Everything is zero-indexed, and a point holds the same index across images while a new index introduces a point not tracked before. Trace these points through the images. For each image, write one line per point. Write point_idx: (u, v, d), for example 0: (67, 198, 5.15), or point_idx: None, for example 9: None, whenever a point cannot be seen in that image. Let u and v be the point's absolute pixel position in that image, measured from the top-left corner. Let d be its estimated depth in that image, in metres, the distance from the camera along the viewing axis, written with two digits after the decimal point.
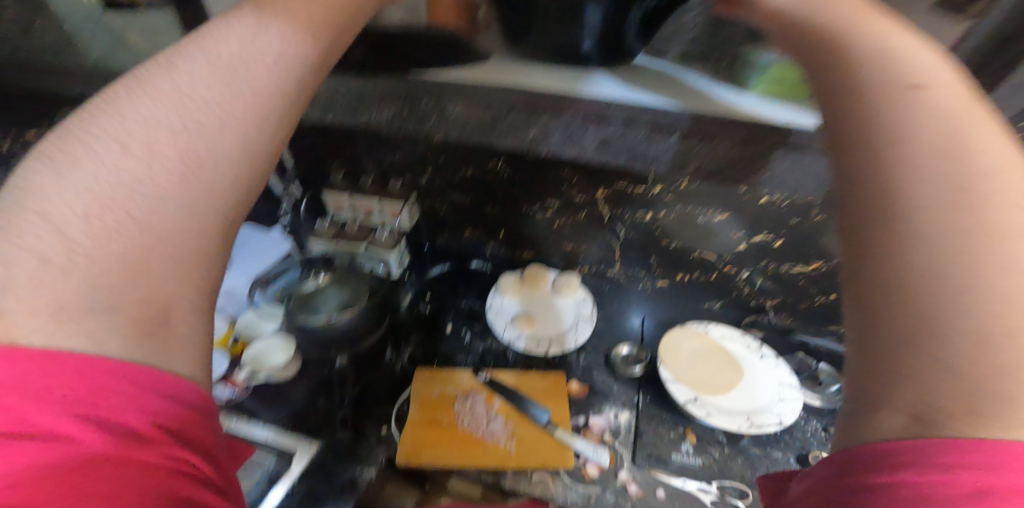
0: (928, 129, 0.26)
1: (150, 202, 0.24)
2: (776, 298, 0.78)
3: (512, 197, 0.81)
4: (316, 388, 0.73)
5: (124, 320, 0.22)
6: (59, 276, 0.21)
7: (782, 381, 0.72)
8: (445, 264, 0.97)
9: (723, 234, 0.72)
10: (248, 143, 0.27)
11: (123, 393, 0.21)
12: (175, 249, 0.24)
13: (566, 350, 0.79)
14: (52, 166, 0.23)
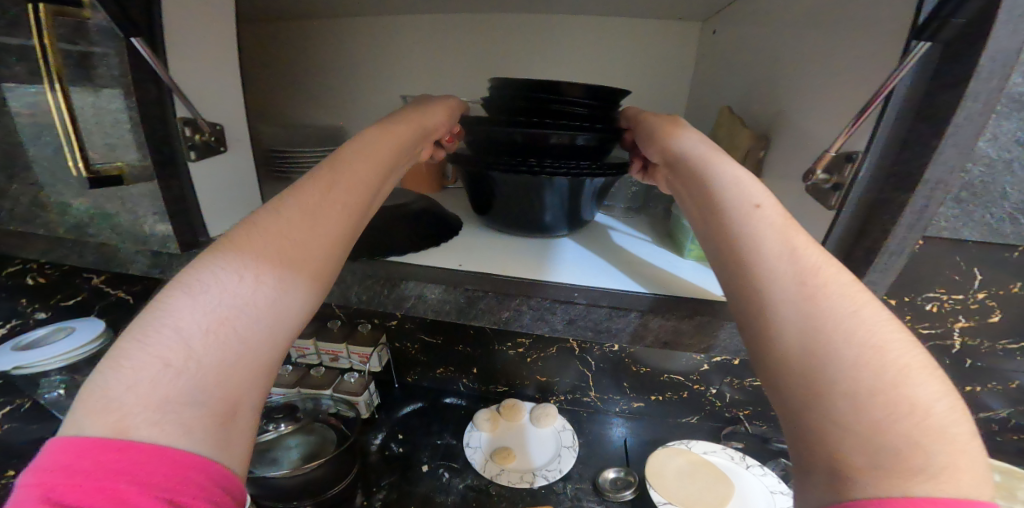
0: (771, 256, 0.31)
1: (251, 327, 0.29)
2: (747, 407, 0.84)
3: (484, 335, 0.88)
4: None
5: (208, 424, 0.26)
6: (174, 384, 0.25)
7: (770, 492, 0.72)
8: (417, 402, 0.94)
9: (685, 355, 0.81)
10: (318, 287, 0.33)
11: (197, 485, 0.23)
12: (253, 371, 0.29)
13: (551, 480, 0.76)
14: (188, 290, 0.28)
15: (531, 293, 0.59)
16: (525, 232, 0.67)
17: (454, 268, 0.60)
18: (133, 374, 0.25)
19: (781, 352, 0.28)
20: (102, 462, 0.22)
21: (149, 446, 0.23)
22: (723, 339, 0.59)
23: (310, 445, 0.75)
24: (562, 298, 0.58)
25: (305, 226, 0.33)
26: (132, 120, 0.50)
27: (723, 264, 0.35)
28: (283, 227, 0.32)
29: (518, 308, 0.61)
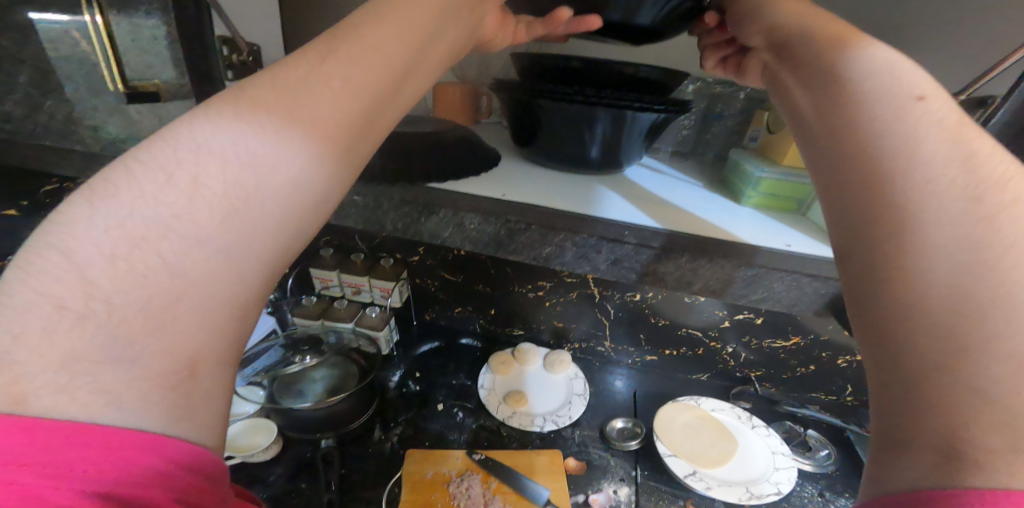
0: (946, 194, 0.23)
1: (181, 250, 0.22)
2: (760, 368, 0.84)
3: (505, 276, 0.88)
4: (296, 469, 0.70)
5: (147, 380, 0.21)
6: (70, 330, 0.20)
7: (772, 452, 0.74)
8: (433, 341, 0.97)
9: (710, 305, 0.78)
10: (297, 199, 0.25)
11: (143, 469, 0.20)
12: (198, 309, 0.22)
13: (560, 426, 0.79)
14: (93, 199, 0.21)
15: (578, 228, 0.57)
16: (570, 167, 0.63)
17: (498, 197, 0.58)
18: (19, 314, 0.20)
19: (917, 291, 0.22)
20: (2, 449, 0.18)
21: (65, 427, 0.19)
22: (775, 292, 0.58)
23: (333, 379, 0.80)
24: (612, 236, 0.57)
25: (267, 113, 0.24)
26: (171, 35, 0.52)
27: (858, 181, 0.25)
28: (241, 111, 0.23)
29: (560, 244, 0.60)
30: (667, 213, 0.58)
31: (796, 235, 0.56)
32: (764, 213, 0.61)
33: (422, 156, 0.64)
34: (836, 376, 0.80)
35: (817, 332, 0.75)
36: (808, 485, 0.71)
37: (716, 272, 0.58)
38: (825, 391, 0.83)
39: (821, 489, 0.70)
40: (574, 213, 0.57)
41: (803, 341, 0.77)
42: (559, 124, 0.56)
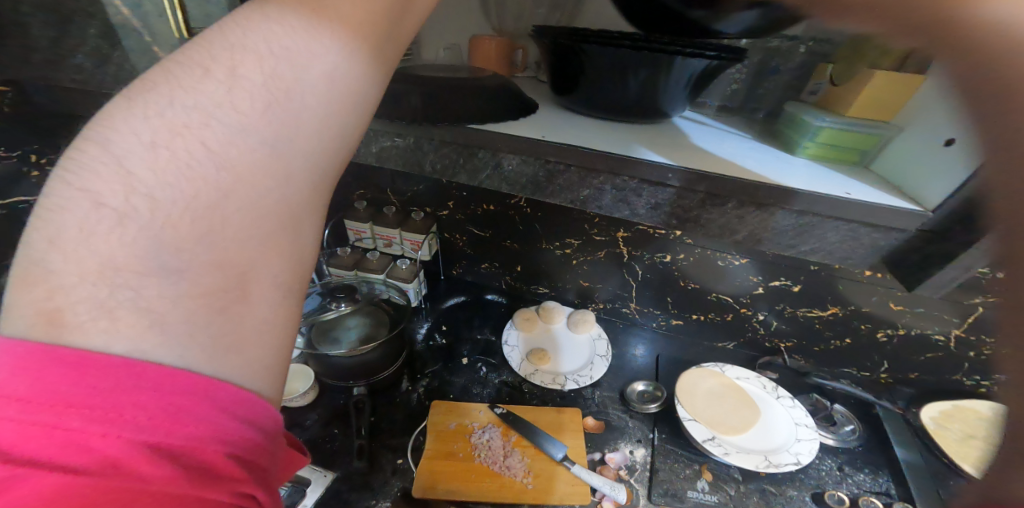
0: None
1: (222, 138, 0.22)
2: (791, 338, 0.81)
3: (533, 233, 0.87)
4: (330, 417, 0.76)
5: (197, 278, 0.22)
6: (120, 220, 0.21)
7: (795, 422, 0.73)
8: (460, 296, 1.01)
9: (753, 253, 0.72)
10: (333, 95, 0.25)
11: (187, 414, 0.20)
12: (243, 208, 0.23)
13: (582, 385, 0.81)
14: (134, 99, 0.22)
15: (620, 170, 0.55)
16: (612, 115, 0.59)
17: (539, 139, 0.57)
18: (63, 211, 0.21)
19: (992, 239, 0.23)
20: (55, 388, 0.18)
21: (107, 363, 0.20)
22: (828, 241, 0.52)
23: (366, 327, 0.82)
24: (655, 179, 0.54)
25: (297, 13, 0.24)
26: None
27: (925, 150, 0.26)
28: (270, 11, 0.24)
29: (600, 186, 0.58)
30: (715, 158, 0.55)
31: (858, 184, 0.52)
32: (824, 163, 0.56)
33: (456, 96, 0.60)
34: (872, 351, 0.77)
35: (858, 302, 0.71)
36: (827, 460, 0.70)
37: (767, 221, 0.54)
38: (859, 366, 0.80)
39: (841, 464, 0.69)
40: (615, 153, 0.55)
41: (842, 312, 0.73)
42: (600, 66, 0.51)
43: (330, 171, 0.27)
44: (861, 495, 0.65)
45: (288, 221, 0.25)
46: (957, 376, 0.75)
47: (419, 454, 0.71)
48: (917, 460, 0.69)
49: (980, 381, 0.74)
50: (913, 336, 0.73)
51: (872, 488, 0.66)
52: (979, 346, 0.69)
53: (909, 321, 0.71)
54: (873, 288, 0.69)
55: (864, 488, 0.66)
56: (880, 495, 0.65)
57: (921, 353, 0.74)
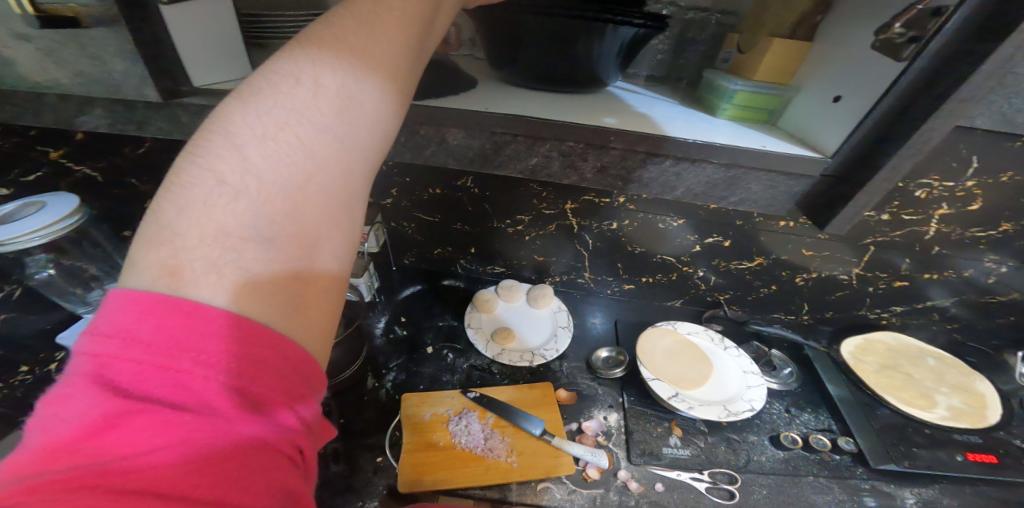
0: None
1: (311, 135, 0.29)
2: (729, 291, 0.88)
3: (483, 214, 0.85)
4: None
5: (284, 247, 0.28)
6: (236, 195, 0.27)
7: (743, 368, 0.80)
8: (417, 285, 0.98)
9: (691, 208, 0.75)
10: (386, 109, 0.33)
11: (269, 366, 0.26)
12: (318, 198, 0.30)
13: (548, 359, 0.83)
14: (238, 102, 0.28)
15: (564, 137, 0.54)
16: (549, 86, 0.58)
17: (482, 110, 0.54)
18: (190, 188, 0.27)
19: None
20: (169, 328, 0.24)
21: (211, 312, 0.25)
22: (752, 192, 0.57)
23: None
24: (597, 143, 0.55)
25: (357, 50, 0.31)
26: None
27: None
28: (337, 39, 0.31)
29: (546, 154, 0.57)
30: (650, 122, 0.57)
31: (772, 138, 0.56)
32: (742, 124, 0.59)
33: None
34: (795, 295, 0.86)
35: (778, 251, 0.78)
36: (776, 404, 0.78)
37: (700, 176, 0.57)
38: (785, 311, 0.89)
39: (787, 406, 0.77)
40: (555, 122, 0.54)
41: (766, 261, 0.80)
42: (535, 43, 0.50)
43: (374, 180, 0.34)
44: (809, 434, 0.73)
45: (344, 209, 0.31)
46: (863, 310, 0.87)
47: (398, 450, 0.68)
48: (847, 394, 0.78)
49: (881, 313, 0.87)
50: (824, 278, 0.82)
51: (817, 426, 0.74)
52: (876, 282, 0.81)
53: (820, 266, 0.79)
54: (787, 237, 0.76)
55: (810, 427, 0.74)
56: (824, 432, 0.73)
57: (833, 292, 0.84)
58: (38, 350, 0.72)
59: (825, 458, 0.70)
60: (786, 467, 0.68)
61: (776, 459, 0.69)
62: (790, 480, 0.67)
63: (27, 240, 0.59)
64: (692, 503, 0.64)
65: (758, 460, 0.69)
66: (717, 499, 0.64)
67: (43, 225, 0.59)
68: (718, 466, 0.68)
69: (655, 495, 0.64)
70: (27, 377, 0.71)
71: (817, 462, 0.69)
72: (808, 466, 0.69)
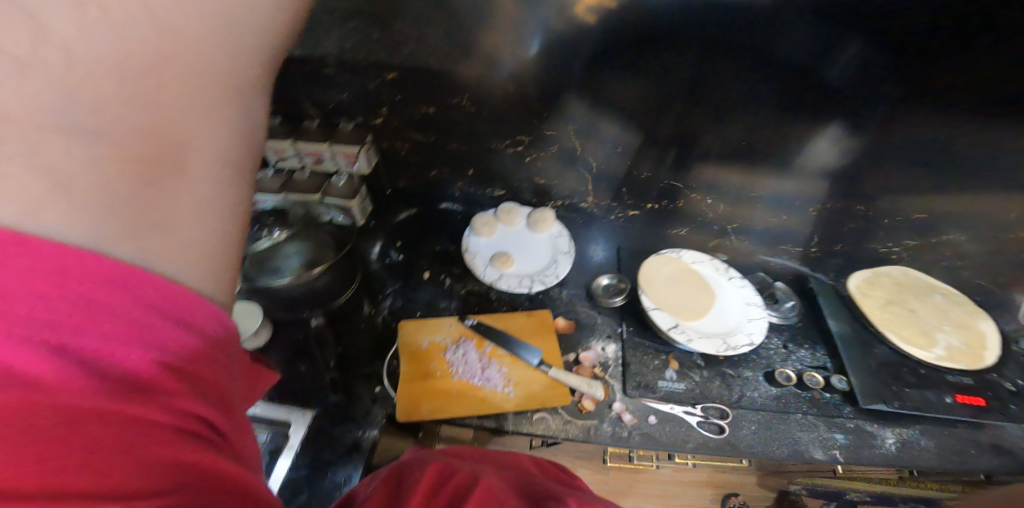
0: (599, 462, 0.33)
1: (162, 6, 0.25)
2: (738, 220, 0.83)
3: (481, 133, 0.78)
4: (291, 356, 0.72)
5: (125, 142, 0.23)
6: (25, 69, 0.20)
7: (745, 296, 0.79)
8: (411, 210, 0.95)
9: (707, 120, 0.68)
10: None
11: (119, 312, 0.21)
12: (186, 80, 0.26)
13: (548, 285, 0.82)
14: None
15: None
16: None
17: None
18: None
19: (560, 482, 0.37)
20: None
21: (14, 237, 0.19)
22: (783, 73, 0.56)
23: (309, 252, 0.76)
24: None
25: None
26: None
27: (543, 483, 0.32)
28: None
29: None
30: None
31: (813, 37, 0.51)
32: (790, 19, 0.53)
33: None
34: (806, 225, 0.81)
35: (794, 175, 0.73)
36: (774, 339, 0.78)
37: None
38: (793, 242, 0.85)
39: (785, 342, 0.77)
40: None
41: (773, 189, 0.76)
42: None
43: (257, 76, 0.31)
44: (804, 371, 0.74)
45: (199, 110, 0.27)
46: (875, 244, 0.83)
47: (395, 379, 0.70)
48: (847, 331, 0.76)
49: (892, 247, 0.82)
50: (836, 208, 0.77)
51: (812, 362, 0.75)
52: (892, 215, 0.76)
53: (834, 194, 0.74)
54: (808, 158, 0.70)
55: (805, 364, 0.75)
56: (819, 370, 0.74)
57: (847, 223, 0.80)
58: None
59: (815, 396, 0.71)
60: (776, 405, 0.70)
61: (768, 397, 0.70)
62: (779, 417, 0.69)
63: None
64: (683, 436, 0.66)
65: (751, 396, 0.70)
66: (707, 433, 0.66)
67: None
68: (711, 402, 0.69)
69: (647, 428, 0.66)
70: None
71: (808, 401, 0.70)
72: (797, 403, 0.70)
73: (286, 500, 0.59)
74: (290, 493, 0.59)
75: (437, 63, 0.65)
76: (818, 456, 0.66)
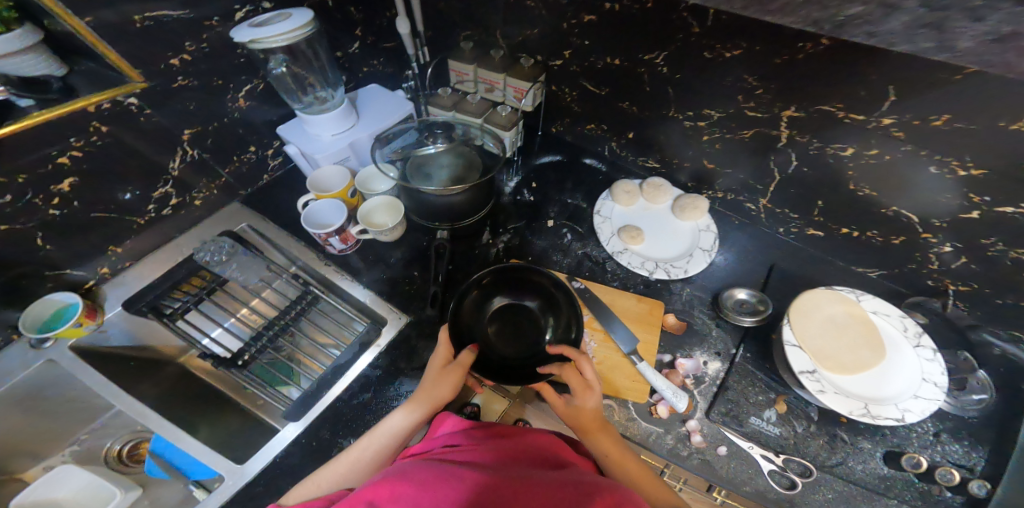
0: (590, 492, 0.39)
1: None
2: (971, 284, 0.63)
3: (662, 98, 0.72)
4: (411, 258, 0.80)
5: None
6: None
7: (934, 374, 0.58)
8: (555, 155, 0.93)
9: (1017, 142, 0.47)
10: None
11: None
12: None
13: (672, 277, 0.75)
14: None
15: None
16: None
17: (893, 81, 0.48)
18: None
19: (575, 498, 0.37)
20: None
21: None
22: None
23: (457, 169, 0.78)
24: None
25: None
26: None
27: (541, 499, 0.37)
28: None
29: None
30: None
31: None
32: None
33: None
34: None
35: None
36: (925, 422, 0.59)
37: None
38: None
39: (939, 430, 0.59)
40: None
41: None
42: None
43: None
44: (938, 464, 0.56)
45: None
46: None
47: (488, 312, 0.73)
48: None
49: None
50: None
51: (956, 459, 0.56)
52: None
53: None
54: None
55: (948, 458, 0.56)
56: (959, 467, 0.56)
57: None
58: (264, 136, 0.83)
59: (931, 490, 0.55)
60: (877, 484, 0.56)
61: (874, 474, 0.56)
62: (869, 496, 0.55)
63: (274, 41, 0.57)
64: (745, 477, 0.57)
65: (851, 467, 0.57)
66: (774, 484, 0.56)
67: (290, 30, 0.56)
68: (797, 455, 0.58)
69: (711, 456, 0.58)
70: (252, 156, 0.83)
71: (920, 493, 0.55)
72: (902, 491, 0.55)
73: (357, 389, 0.67)
74: (361, 385, 0.67)
75: (649, 10, 0.61)
76: None
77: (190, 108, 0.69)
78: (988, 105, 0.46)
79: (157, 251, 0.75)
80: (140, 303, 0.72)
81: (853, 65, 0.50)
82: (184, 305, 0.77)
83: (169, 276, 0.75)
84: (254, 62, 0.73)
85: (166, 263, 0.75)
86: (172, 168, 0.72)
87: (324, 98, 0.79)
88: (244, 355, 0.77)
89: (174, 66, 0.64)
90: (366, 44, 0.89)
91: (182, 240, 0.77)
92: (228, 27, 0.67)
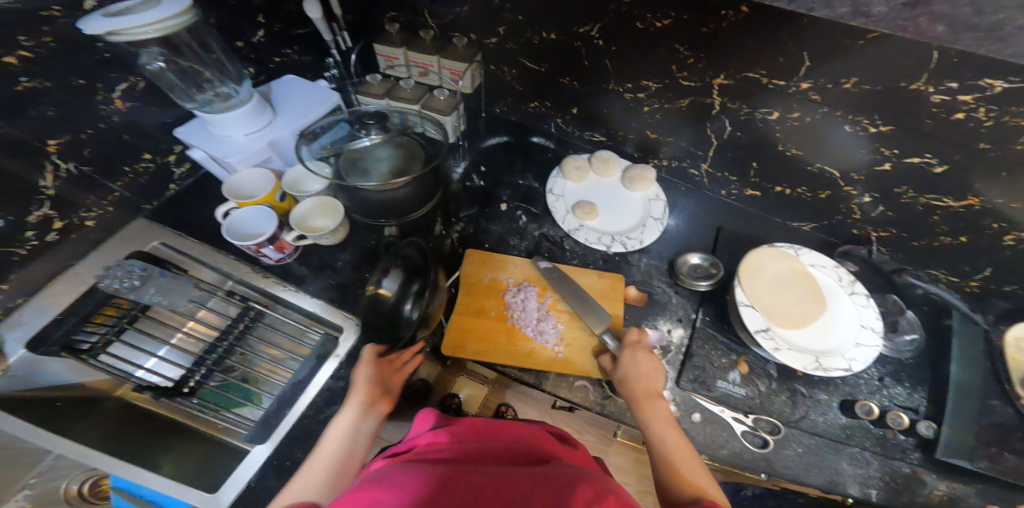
0: (583, 476, 0.39)
1: None
2: (891, 229, 0.69)
3: (601, 71, 0.71)
4: (360, 259, 0.75)
5: None
6: None
7: (867, 319, 0.64)
8: (502, 136, 0.91)
9: (919, 103, 0.50)
10: None
11: None
12: None
13: (627, 250, 0.76)
14: None
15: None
16: None
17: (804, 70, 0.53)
18: None
19: (560, 474, 0.38)
20: None
21: None
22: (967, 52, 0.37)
23: (397, 159, 0.74)
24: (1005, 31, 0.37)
25: None
26: None
27: (534, 486, 0.36)
28: None
29: None
30: None
31: None
32: None
33: None
34: (984, 256, 0.63)
35: (1008, 196, 0.55)
36: (871, 368, 0.65)
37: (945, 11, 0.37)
38: (950, 269, 0.69)
39: (882, 374, 0.65)
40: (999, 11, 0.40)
41: (978, 206, 0.58)
42: None
43: None
44: (889, 408, 0.62)
45: None
46: None
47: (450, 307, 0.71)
48: (972, 382, 0.61)
49: None
50: None
51: (903, 401, 0.62)
52: None
53: None
54: None
55: (896, 401, 0.62)
56: (907, 410, 0.62)
57: None
58: (159, 140, 0.75)
59: (887, 435, 0.60)
60: (839, 434, 0.60)
61: (834, 424, 0.61)
62: (834, 446, 0.60)
63: (140, 34, 0.50)
64: (721, 441, 0.60)
65: (814, 420, 0.61)
66: (748, 444, 0.59)
67: (161, 20, 0.49)
68: (766, 415, 0.61)
69: (687, 424, 0.61)
70: (150, 164, 0.75)
71: (876, 438, 0.60)
72: (862, 438, 0.60)
73: (324, 404, 0.64)
74: (326, 399, 0.64)
75: None
76: (850, 491, 0.57)
77: (48, 114, 0.59)
78: (899, 67, 0.48)
79: (54, 282, 0.65)
80: (47, 343, 0.62)
81: (774, 33, 0.52)
82: (103, 339, 0.66)
83: (75, 310, 0.65)
84: (124, 57, 0.65)
85: (69, 294, 0.65)
86: (44, 187, 0.62)
87: (226, 94, 0.70)
88: (188, 382, 0.70)
89: (17, 66, 0.54)
90: (273, 31, 0.81)
91: (85, 267, 0.67)
92: (75, 17, 0.58)
